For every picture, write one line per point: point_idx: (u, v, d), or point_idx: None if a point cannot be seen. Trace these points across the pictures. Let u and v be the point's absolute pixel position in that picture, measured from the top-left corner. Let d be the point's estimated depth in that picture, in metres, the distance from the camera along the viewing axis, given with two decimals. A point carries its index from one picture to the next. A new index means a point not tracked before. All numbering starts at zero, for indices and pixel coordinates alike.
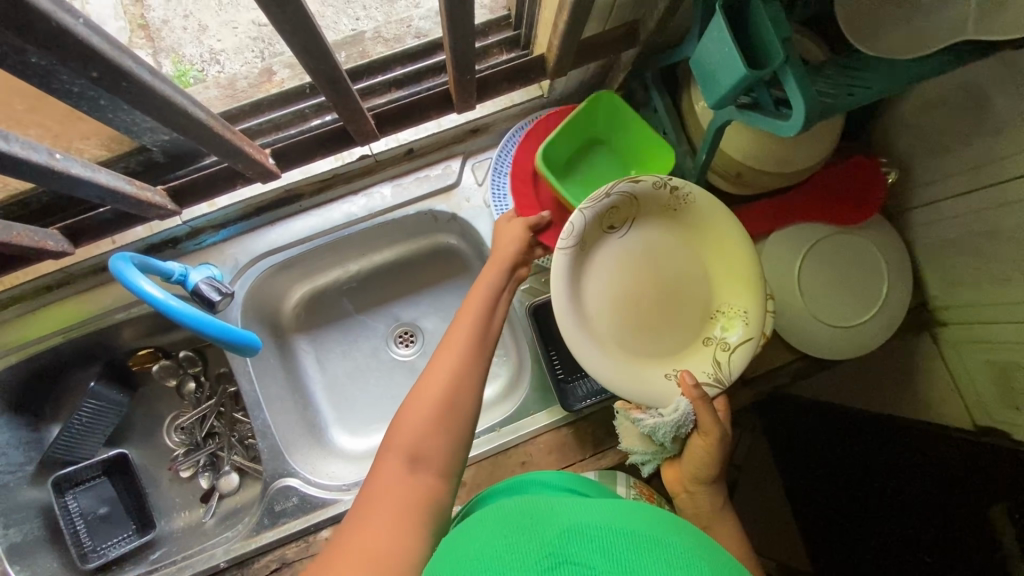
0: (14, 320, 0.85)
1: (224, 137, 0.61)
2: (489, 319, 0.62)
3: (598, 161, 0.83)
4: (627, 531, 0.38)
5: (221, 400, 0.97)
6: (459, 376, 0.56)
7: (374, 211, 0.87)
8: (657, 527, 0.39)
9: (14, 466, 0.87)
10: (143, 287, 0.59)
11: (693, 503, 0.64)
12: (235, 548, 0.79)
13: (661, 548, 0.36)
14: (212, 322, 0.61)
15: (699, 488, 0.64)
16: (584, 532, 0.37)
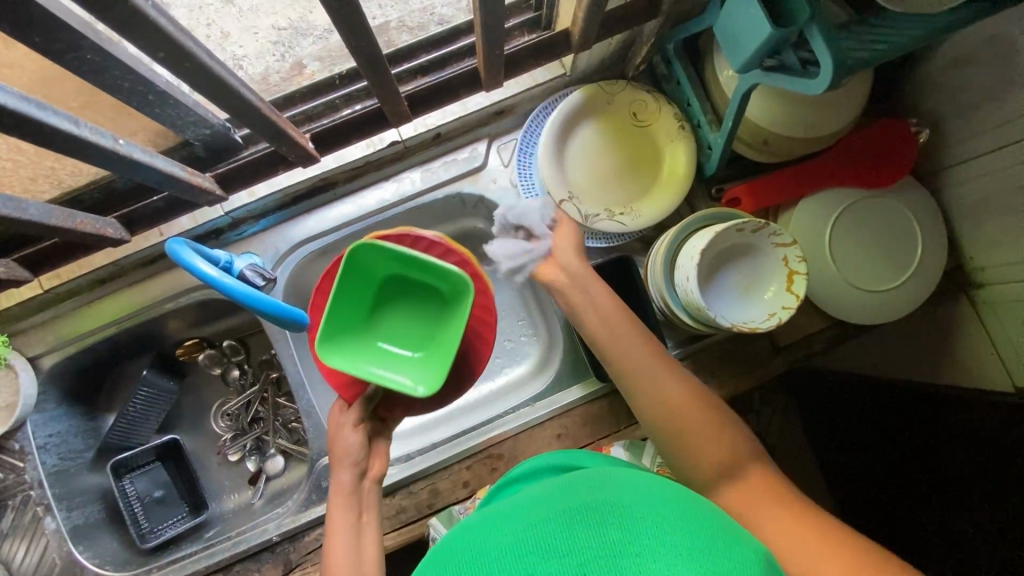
0: (70, 313, 0.89)
1: (271, 123, 0.64)
2: (361, 560, 0.61)
3: (407, 301, 0.68)
4: (565, 516, 0.42)
5: (264, 385, 1.01)
6: None
7: (406, 196, 0.89)
8: (589, 496, 0.44)
9: (75, 452, 0.93)
10: (200, 268, 0.62)
11: (571, 280, 0.69)
12: (286, 523, 0.83)
13: (592, 514, 0.41)
14: (267, 298, 0.64)
15: (572, 269, 0.70)
16: (523, 547, 0.41)
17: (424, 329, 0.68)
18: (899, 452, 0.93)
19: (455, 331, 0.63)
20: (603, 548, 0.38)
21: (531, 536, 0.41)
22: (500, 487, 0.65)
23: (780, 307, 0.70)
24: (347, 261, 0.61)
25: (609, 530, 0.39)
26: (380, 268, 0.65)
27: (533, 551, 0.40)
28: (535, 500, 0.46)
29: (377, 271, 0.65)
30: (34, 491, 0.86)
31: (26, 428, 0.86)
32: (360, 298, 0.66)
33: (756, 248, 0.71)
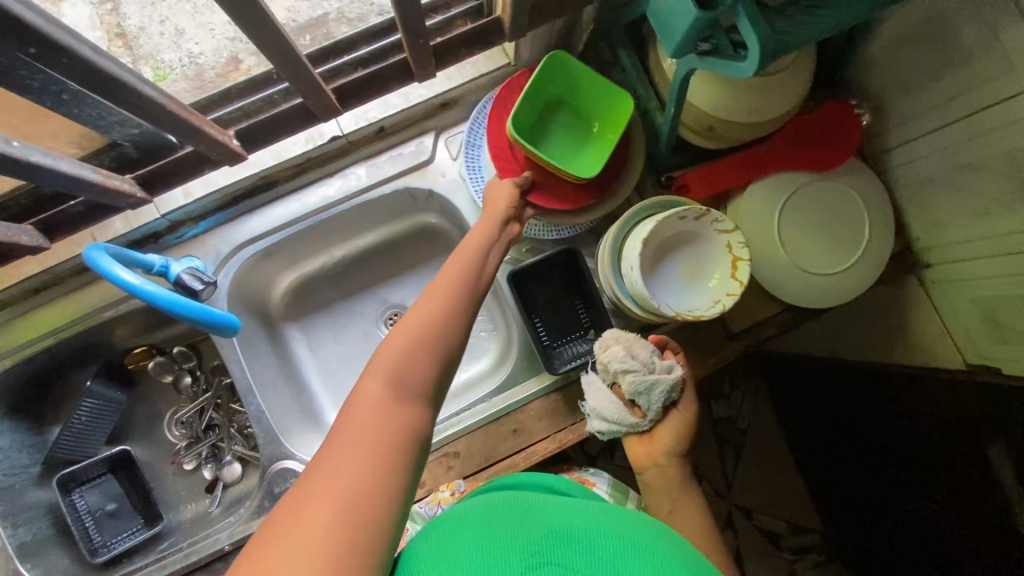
0: (6, 325, 0.86)
1: (178, 117, 0.63)
2: (444, 322, 0.52)
3: (567, 116, 0.81)
4: (619, 539, 0.44)
5: (218, 392, 0.99)
6: (444, 318, 0.52)
7: (350, 192, 0.86)
8: (647, 537, 0.45)
9: (19, 468, 0.90)
10: (118, 274, 0.60)
11: (662, 475, 0.74)
12: (238, 531, 0.81)
13: (644, 554, 0.43)
14: (189, 305, 0.62)
15: (668, 462, 0.74)
16: (574, 541, 0.44)
17: (579, 140, 0.81)
18: (884, 434, 0.89)
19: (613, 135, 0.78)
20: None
21: (584, 538, 0.44)
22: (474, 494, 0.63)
23: (724, 294, 0.69)
24: (552, 63, 0.76)
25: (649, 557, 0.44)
26: (559, 86, 0.79)
27: (578, 553, 0.43)
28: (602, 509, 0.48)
29: (566, 89, 0.80)
30: None
31: None
32: (540, 107, 0.80)
33: (699, 236, 0.71)
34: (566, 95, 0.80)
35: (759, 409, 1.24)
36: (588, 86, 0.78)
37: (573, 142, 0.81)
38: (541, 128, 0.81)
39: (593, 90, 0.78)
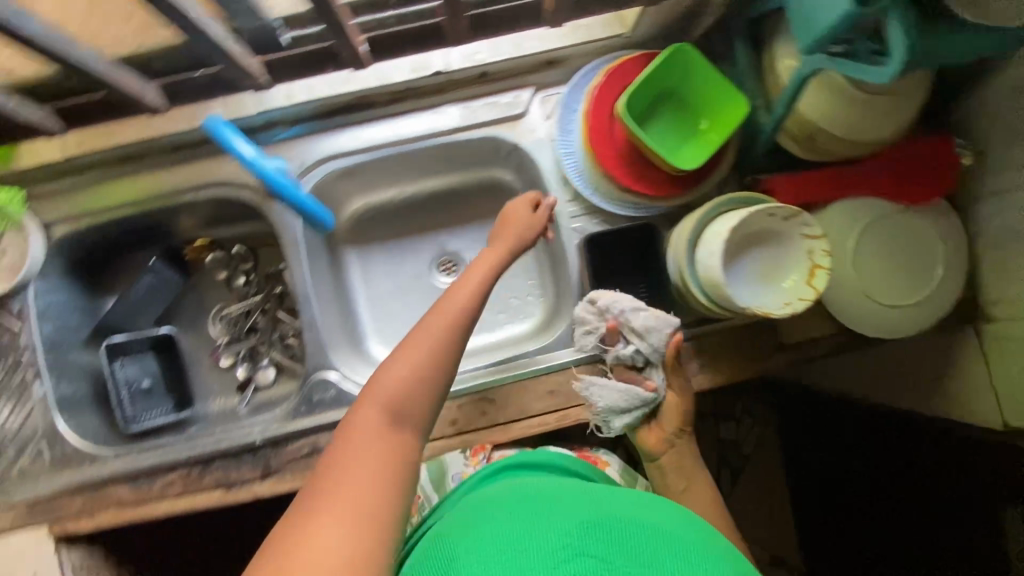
0: (88, 187, 0.88)
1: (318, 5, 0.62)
2: (444, 364, 0.61)
3: (674, 106, 0.81)
4: (647, 533, 0.54)
5: (267, 298, 1.01)
6: (438, 353, 0.60)
7: (441, 129, 0.87)
8: (677, 526, 0.56)
9: (70, 327, 0.92)
10: (238, 146, 0.80)
11: (676, 456, 0.80)
12: (273, 429, 0.83)
13: (675, 559, 0.52)
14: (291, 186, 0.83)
15: (681, 440, 0.80)
16: (603, 534, 0.53)
17: (682, 132, 0.81)
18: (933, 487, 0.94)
19: (715, 135, 0.79)
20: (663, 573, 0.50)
21: (612, 533, 0.53)
22: (485, 476, 0.73)
23: (795, 298, 0.70)
24: (671, 54, 0.76)
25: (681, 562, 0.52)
26: (675, 75, 0.79)
27: (609, 545, 0.52)
28: (628, 505, 0.59)
29: (681, 80, 0.80)
30: (26, 356, 0.86)
31: (26, 292, 0.86)
32: (652, 91, 0.80)
33: (781, 235, 0.72)
34: (680, 85, 0.80)
35: (766, 438, 1.25)
36: (706, 81, 0.78)
37: (675, 133, 0.81)
38: (648, 113, 0.81)
39: (708, 86, 0.78)
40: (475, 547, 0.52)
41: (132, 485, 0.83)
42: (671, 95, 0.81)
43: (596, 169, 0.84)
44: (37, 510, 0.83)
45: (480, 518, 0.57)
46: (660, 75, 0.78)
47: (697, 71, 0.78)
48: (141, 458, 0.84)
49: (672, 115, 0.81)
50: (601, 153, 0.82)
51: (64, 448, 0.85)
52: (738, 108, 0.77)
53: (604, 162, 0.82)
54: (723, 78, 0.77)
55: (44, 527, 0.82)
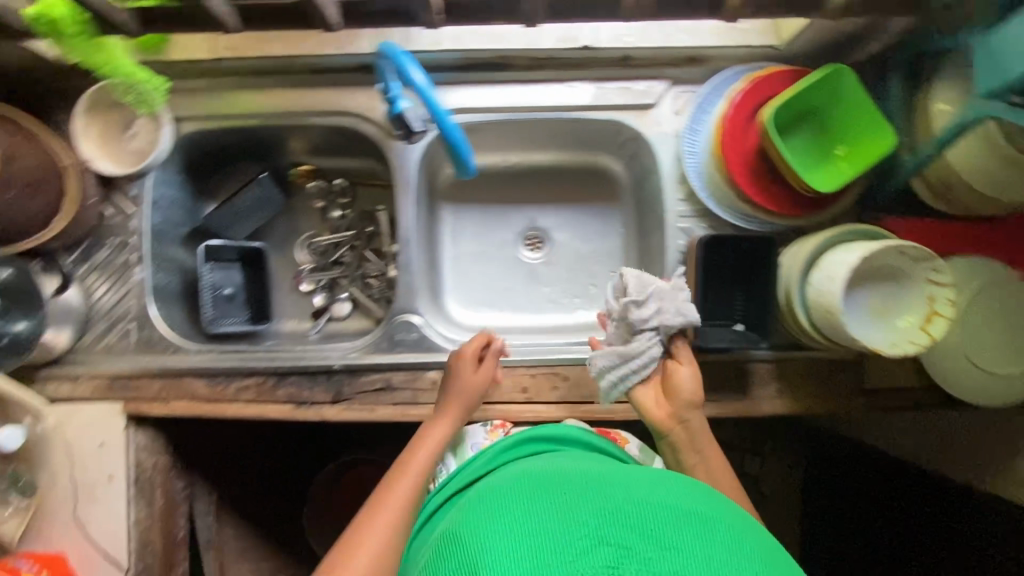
0: (221, 94, 0.89)
1: None
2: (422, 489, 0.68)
3: (813, 127, 0.80)
4: (676, 516, 0.52)
5: (358, 235, 1.04)
6: (389, 538, 0.61)
7: (571, 105, 0.88)
8: (696, 502, 0.54)
9: (175, 222, 0.95)
10: (411, 73, 0.73)
11: (687, 432, 0.73)
12: (352, 357, 0.86)
13: (705, 544, 0.49)
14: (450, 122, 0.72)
15: (691, 417, 0.73)
16: (627, 520, 0.51)
17: (815, 154, 0.80)
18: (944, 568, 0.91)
19: (851, 163, 0.77)
20: (686, 554, 0.49)
21: (628, 513, 0.51)
22: (490, 457, 0.73)
23: (906, 340, 0.69)
24: (827, 76, 0.75)
25: (715, 545, 0.50)
26: (822, 96, 0.78)
27: (627, 526, 0.50)
28: (644, 480, 0.57)
29: (827, 102, 0.78)
30: (134, 239, 0.89)
31: (145, 179, 0.88)
32: (795, 108, 0.79)
33: (903, 275, 0.71)
34: (824, 107, 0.79)
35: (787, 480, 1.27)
36: (854, 108, 0.76)
37: (808, 154, 0.80)
38: (785, 129, 0.80)
39: (855, 113, 0.76)
40: (484, 533, 0.51)
41: (209, 382, 0.86)
42: (812, 115, 0.79)
43: (720, 174, 0.83)
44: (116, 385, 0.86)
45: (486, 501, 0.56)
46: (808, 93, 0.77)
47: (847, 96, 0.76)
48: (223, 358, 0.87)
49: (808, 135, 0.80)
50: (730, 159, 0.80)
51: (151, 334, 0.88)
52: (883, 140, 0.75)
53: (731, 169, 0.81)
54: (874, 108, 0.75)
55: (119, 403, 0.86)
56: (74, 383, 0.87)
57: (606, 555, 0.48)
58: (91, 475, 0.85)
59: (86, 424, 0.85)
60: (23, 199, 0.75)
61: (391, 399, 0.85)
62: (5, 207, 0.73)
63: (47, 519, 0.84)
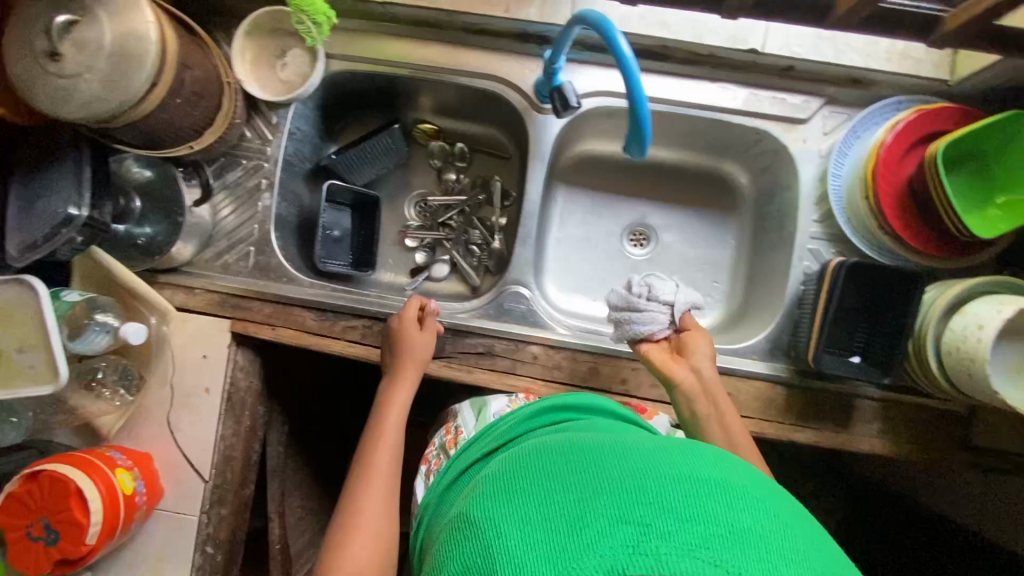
0: (378, 36, 0.90)
1: None
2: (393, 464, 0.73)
3: (973, 170, 0.77)
4: (701, 485, 0.44)
5: (470, 200, 1.04)
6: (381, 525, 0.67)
7: (722, 107, 0.86)
8: (716, 471, 0.47)
9: (302, 156, 0.96)
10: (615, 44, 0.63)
11: (700, 382, 0.74)
12: (459, 317, 0.87)
13: (734, 514, 0.42)
14: (646, 96, 0.62)
15: (703, 368, 0.75)
16: (647, 497, 0.43)
17: (970, 198, 0.77)
18: None
19: (1010, 213, 0.75)
20: (711, 525, 0.41)
21: (643, 487, 0.44)
22: (508, 428, 0.68)
23: None
24: (1006, 119, 0.72)
25: (742, 514, 0.42)
26: (991, 139, 0.75)
27: (644, 502, 0.43)
28: (659, 450, 0.50)
29: (994, 146, 0.75)
30: (267, 165, 0.90)
31: (289, 109, 0.90)
32: (960, 148, 0.76)
33: None
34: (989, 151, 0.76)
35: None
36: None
37: (963, 197, 0.77)
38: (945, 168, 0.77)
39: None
40: (495, 522, 0.46)
41: (319, 315, 0.88)
42: (976, 158, 0.77)
43: (863, 202, 0.81)
44: (228, 302, 0.88)
45: (497, 483, 0.51)
46: (979, 135, 0.74)
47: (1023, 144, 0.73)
48: (334, 296, 0.88)
49: (966, 178, 0.77)
50: (881, 188, 0.78)
51: (268, 259, 0.90)
52: None
53: (880, 198, 0.79)
54: None
55: (228, 320, 0.87)
56: (188, 293, 0.88)
57: (625, 535, 0.41)
58: (188, 385, 0.86)
59: (193, 335, 0.86)
60: (189, 107, 0.77)
61: (490, 365, 0.85)
62: (173, 111, 0.75)
63: (141, 420, 0.85)
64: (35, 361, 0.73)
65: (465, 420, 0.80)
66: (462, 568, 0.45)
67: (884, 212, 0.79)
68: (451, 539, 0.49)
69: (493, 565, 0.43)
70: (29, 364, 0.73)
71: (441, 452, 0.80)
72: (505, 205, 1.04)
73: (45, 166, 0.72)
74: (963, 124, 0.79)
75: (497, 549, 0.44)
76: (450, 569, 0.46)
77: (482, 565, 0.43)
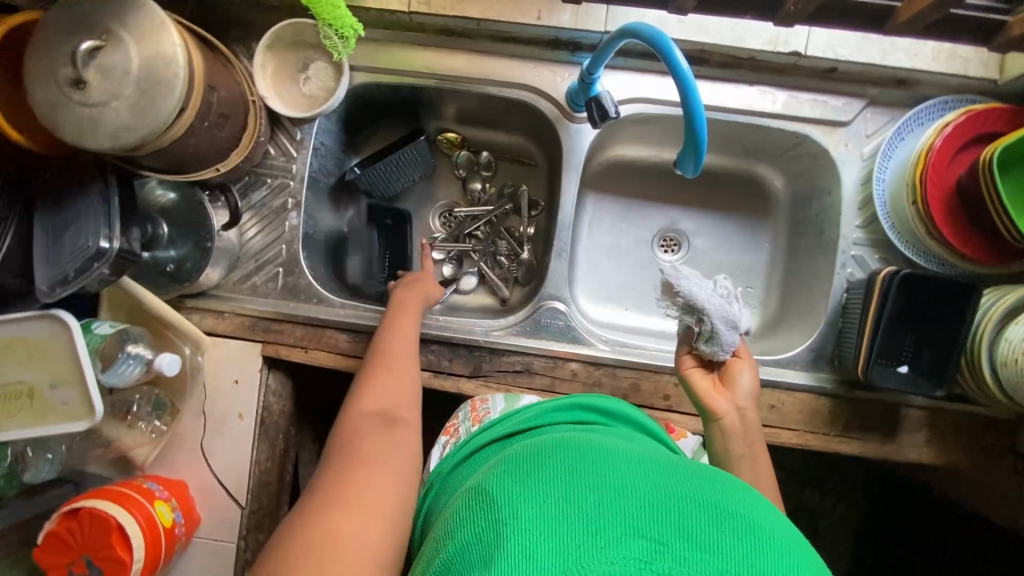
0: (403, 46, 0.87)
1: None
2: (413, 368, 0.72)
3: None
4: (727, 520, 0.42)
5: (497, 211, 1.01)
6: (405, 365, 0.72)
7: (759, 111, 0.84)
8: (747, 508, 0.44)
9: (326, 172, 0.94)
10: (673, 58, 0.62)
11: (742, 423, 0.71)
12: (495, 334, 0.85)
13: (757, 556, 0.40)
14: (704, 109, 0.61)
15: (746, 407, 0.71)
16: (667, 517, 0.42)
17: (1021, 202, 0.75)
18: None
19: None
20: (731, 565, 0.39)
21: (668, 507, 0.43)
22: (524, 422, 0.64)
23: None
24: None
25: (766, 559, 0.40)
26: None
27: (666, 522, 0.42)
28: (691, 474, 0.48)
29: None
30: (293, 183, 0.88)
31: (313, 124, 0.88)
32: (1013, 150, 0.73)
33: None
34: None
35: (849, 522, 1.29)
36: None
37: (1014, 201, 0.75)
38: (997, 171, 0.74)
39: None
40: (511, 501, 0.44)
41: (351, 336, 0.86)
42: None
43: (909, 208, 0.79)
44: (258, 326, 0.86)
45: (517, 466, 0.49)
46: None
47: None
48: (367, 316, 0.86)
49: (1017, 181, 0.75)
50: (929, 194, 0.76)
51: (297, 280, 0.87)
52: None
53: (929, 205, 0.77)
54: None
55: (259, 344, 0.85)
56: (217, 318, 0.86)
57: (639, 550, 0.40)
58: (220, 411, 0.84)
59: (224, 360, 0.84)
60: (215, 130, 0.74)
61: (529, 383, 0.83)
62: (201, 135, 0.73)
63: (174, 449, 0.84)
64: (69, 397, 0.71)
65: (495, 402, 0.77)
66: (470, 538, 0.43)
67: (933, 219, 0.77)
68: (461, 511, 0.47)
69: (502, 538, 0.41)
70: (63, 400, 0.71)
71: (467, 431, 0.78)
72: (533, 215, 1.01)
73: (71, 197, 0.70)
74: (1011, 124, 0.76)
75: (511, 525, 0.42)
76: (457, 538, 0.44)
77: (484, 538, 0.42)
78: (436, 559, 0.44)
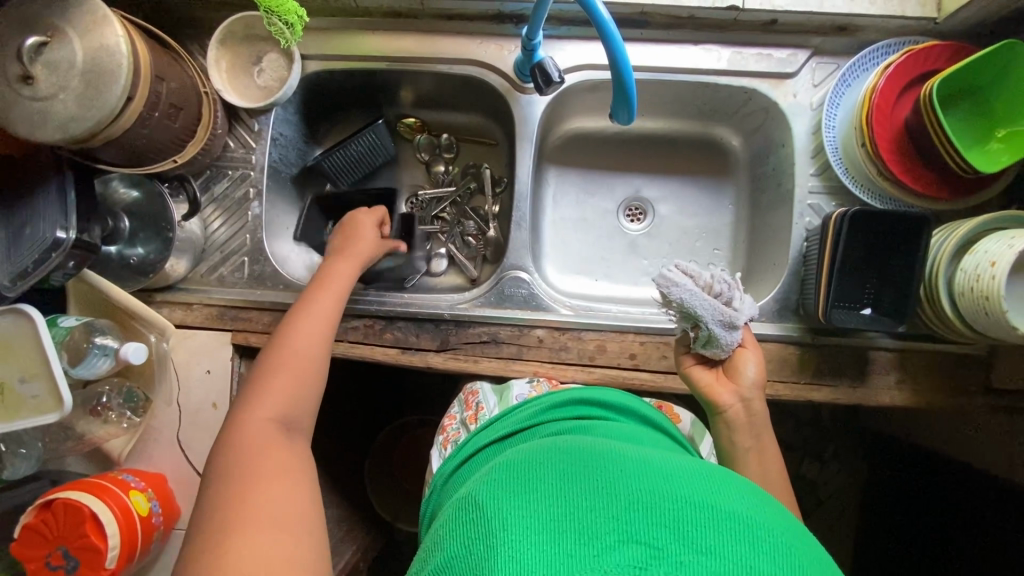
0: (352, 33, 0.89)
1: None
2: (314, 360, 0.71)
3: (966, 108, 0.75)
4: (720, 517, 0.43)
5: (460, 190, 1.02)
6: (315, 352, 0.71)
7: (706, 69, 0.85)
8: (746, 507, 0.45)
9: (289, 162, 0.96)
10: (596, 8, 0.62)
11: (746, 412, 0.71)
12: (461, 307, 0.85)
13: (753, 557, 0.41)
14: (629, 59, 0.63)
15: (752, 396, 0.71)
16: (661, 520, 0.43)
17: (966, 137, 0.75)
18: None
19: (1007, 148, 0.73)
20: (724, 566, 0.40)
21: (663, 510, 0.44)
22: (523, 425, 0.67)
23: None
24: (996, 50, 0.70)
25: (764, 560, 0.41)
26: (984, 76, 0.73)
27: (659, 524, 0.43)
28: (687, 471, 0.49)
29: (988, 81, 0.73)
30: (253, 174, 0.90)
31: (269, 114, 0.89)
32: (953, 85, 0.74)
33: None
34: (982, 87, 0.74)
35: (845, 483, 1.28)
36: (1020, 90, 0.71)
37: (960, 136, 0.75)
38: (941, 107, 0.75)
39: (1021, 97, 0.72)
40: (501, 508, 0.46)
41: None
42: (969, 96, 0.75)
43: (859, 149, 0.79)
44: (227, 315, 0.87)
45: (510, 473, 0.51)
46: (971, 70, 0.72)
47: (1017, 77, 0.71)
48: None
49: (960, 117, 0.75)
50: (878, 135, 0.77)
51: (263, 268, 0.89)
52: None
53: (879, 144, 0.77)
54: None
55: (228, 333, 0.86)
56: (187, 310, 0.87)
57: (632, 555, 0.41)
58: (193, 401, 0.85)
59: (195, 351, 0.85)
60: (168, 121, 0.76)
61: (495, 353, 0.84)
62: (154, 126, 0.74)
63: (151, 442, 0.84)
64: (38, 391, 0.72)
65: (486, 397, 0.80)
66: (462, 546, 0.45)
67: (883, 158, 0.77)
68: (453, 515, 0.49)
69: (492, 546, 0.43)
70: (32, 393, 0.72)
71: (462, 426, 0.80)
72: (497, 192, 1.03)
73: (31, 194, 0.71)
74: (953, 61, 0.77)
75: (502, 536, 0.43)
76: (447, 545, 0.46)
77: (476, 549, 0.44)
78: (431, 565, 0.47)
